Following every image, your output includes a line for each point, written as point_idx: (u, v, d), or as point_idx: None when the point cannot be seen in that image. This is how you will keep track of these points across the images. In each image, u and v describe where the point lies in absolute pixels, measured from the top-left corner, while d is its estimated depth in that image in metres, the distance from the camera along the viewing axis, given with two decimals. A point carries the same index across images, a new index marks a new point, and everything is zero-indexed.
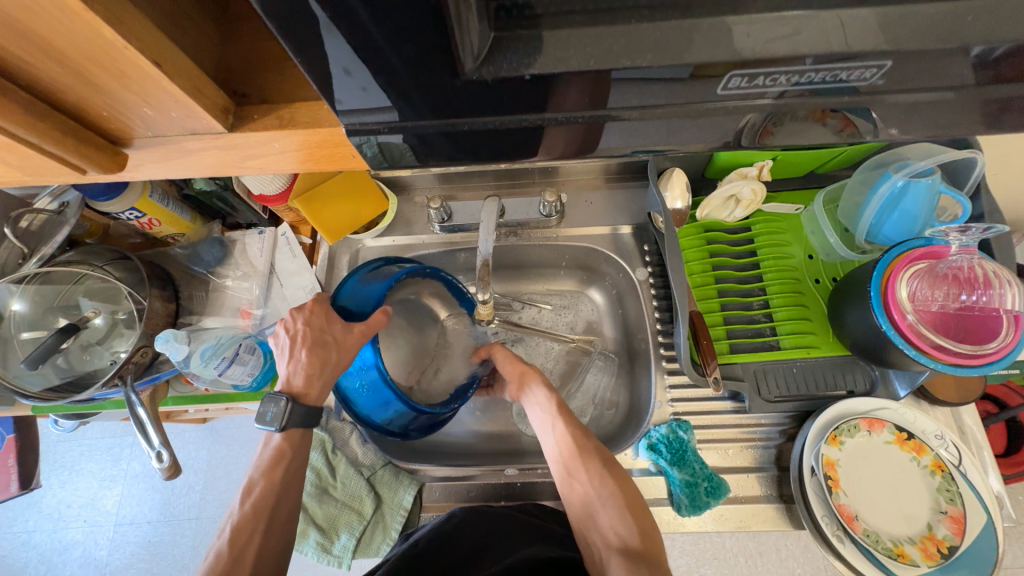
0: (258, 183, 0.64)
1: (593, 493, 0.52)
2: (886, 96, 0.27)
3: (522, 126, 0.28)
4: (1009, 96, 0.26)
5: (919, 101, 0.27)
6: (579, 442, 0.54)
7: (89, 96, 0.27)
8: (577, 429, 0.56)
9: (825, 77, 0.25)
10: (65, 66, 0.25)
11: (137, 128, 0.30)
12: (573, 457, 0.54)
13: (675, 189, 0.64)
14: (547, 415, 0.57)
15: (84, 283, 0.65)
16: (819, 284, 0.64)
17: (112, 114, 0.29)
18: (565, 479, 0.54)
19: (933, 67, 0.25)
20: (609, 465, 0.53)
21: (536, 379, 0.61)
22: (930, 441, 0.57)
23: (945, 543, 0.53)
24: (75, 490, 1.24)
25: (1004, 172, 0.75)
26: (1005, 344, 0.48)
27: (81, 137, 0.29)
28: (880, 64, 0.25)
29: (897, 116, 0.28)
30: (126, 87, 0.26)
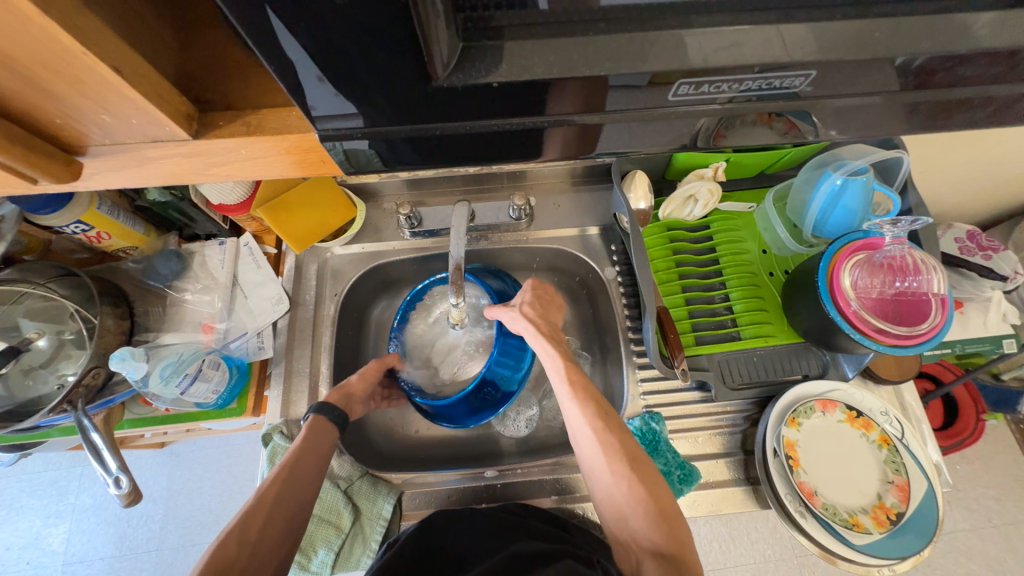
0: (218, 192, 0.62)
1: (620, 494, 0.52)
2: (822, 102, 0.29)
3: (491, 130, 0.29)
4: (923, 101, 0.30)
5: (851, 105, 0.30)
6: (603, 442, 0.54)
7: (39, 104, 0.26)
8: (600, 426, 0.55)
9: (764, 85, 0.28)
10: (11, 72, 0.24)
11: (93, 137, 0.29)
12: (599, 456, 0.54)
13: (639, 190, 0.67)
14: (574, 412, 0.56)
15: (23, 303, 0.60)
16: (773, 277, 0.69)
17: (65, 122, 0.28)
18: (593, 476, 0.55)
19: (860, 75, 0.28)
20: (636, 466, 0.53)
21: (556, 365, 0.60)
22: (876, 418, 0.62)
23: (893, 510, 0.58)
24: (16, 530, 1.13)
25: (928, 169, 0.83)
26: (934, 325, 0.54)
27: (32, 144, 0.28)
28: (808, 73, 0.27)
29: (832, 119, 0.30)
30: (82, 95, 0.25)
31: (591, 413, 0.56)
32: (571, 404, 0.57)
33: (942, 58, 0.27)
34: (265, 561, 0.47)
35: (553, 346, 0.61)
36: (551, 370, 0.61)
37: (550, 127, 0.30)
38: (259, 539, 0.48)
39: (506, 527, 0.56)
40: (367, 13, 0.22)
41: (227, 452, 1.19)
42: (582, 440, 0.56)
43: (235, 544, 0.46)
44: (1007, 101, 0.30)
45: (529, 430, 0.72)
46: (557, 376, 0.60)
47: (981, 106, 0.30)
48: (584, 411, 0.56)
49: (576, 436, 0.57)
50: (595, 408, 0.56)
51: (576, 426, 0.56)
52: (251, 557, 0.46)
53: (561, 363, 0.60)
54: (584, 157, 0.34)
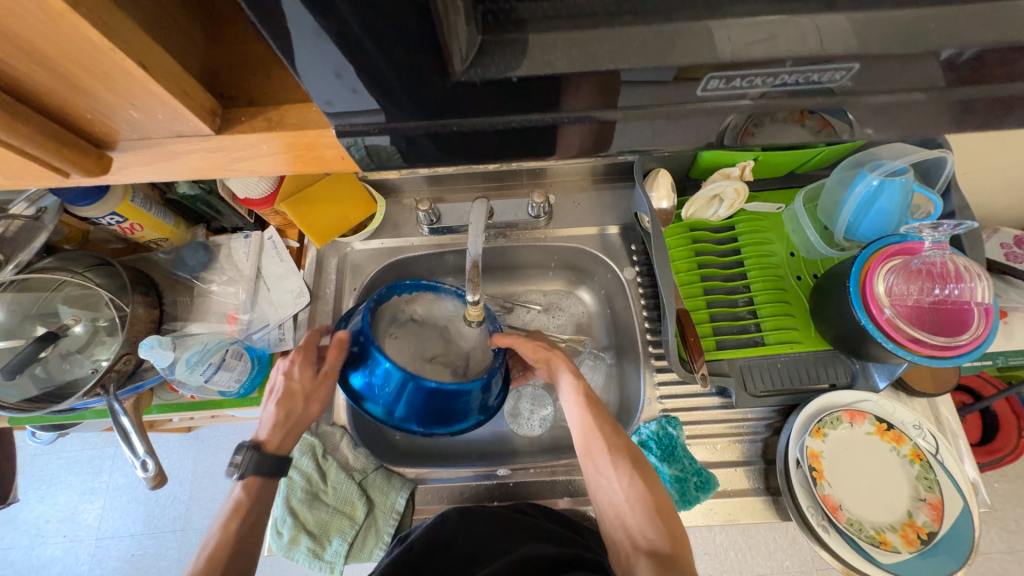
0: (242, 186, 0.63)
1: (620, 491, 0.52)
2: (864, 100, 0.28)
3: (510, 127, 0.28)
4: (975, 98, 0.27)
5: (895, 101, 0.28)
6: (609, 443, 0.54)
7: (73, 99, 0.27)
8: (605, 422, 0.56)
9: (798, 80, 0.26)
10: (46, 67, 0.24)
11: (123, 130, 0.30)
12: (601, 451, 0.54)
13: (661, 189, 0.65)
14: (580, 414, 0.57)
15: (63, 291, 0.63)
16: (800, 281, 0.66)
17: (97, 117, 0.29)
18: (595, 477, 0.55)
19: (903, 70, 0.26)
20: (638, 464, 0.53)
21: (563, 365, 0.61)
22: (909, 432, 0.59)
23: (924, 529, 0.55)
24: (54, 505, 1.20)
25: (973, 170, 0.78)
26: (976, 336, 0.50)
27: (62, 139, 0.29)
28: (850, 67, 0.26)
29: (873, 117, 0.29)
30: (113, 91, 0.26)
31: (599, 415, 0.56)
32: (576, 409, 0.57)
33: (995, 50, 0.25)
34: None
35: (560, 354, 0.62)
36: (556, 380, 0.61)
37: (570, 124, 0.29)
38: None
39: (517, 527, 0.56)
40: (385, 7, 0.21)
41: None
42: (586, 436, 0.56)
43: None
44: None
45: (543, 430, 0.72)
46: (564, 382, 0.60)
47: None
48: (591, 413, 0.57)
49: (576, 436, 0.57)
50: (601, 412, 0.56)
51: (579, 431, 0.56)
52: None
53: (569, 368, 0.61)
54: (598, 155, 0.32)
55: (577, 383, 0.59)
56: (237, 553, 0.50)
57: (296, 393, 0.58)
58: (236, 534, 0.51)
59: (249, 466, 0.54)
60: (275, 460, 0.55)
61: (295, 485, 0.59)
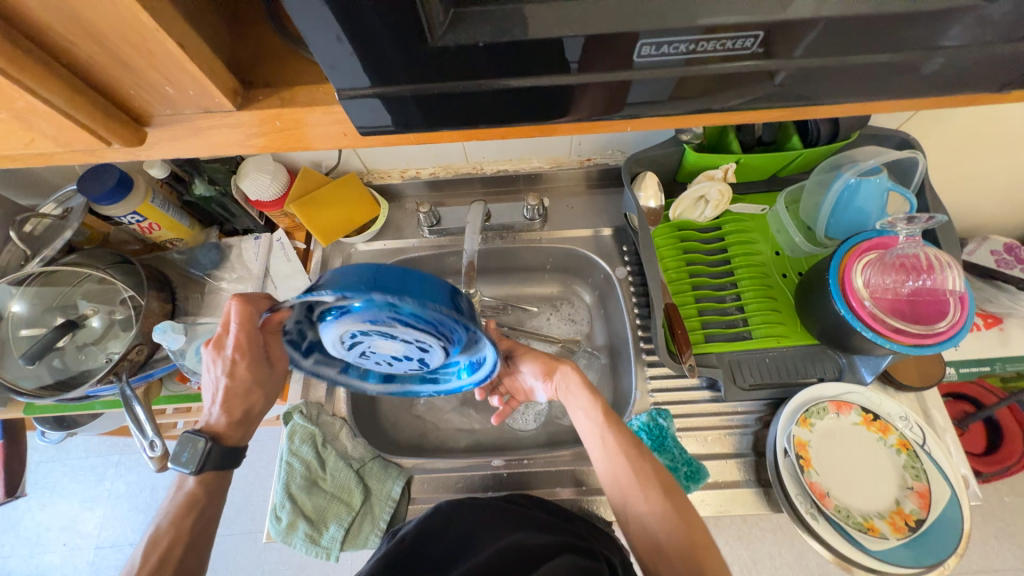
0: (255, 189, 0.68)
1: (654, 523, 0.51)
2: (838, 76, 0.30)
3: (482, 91, 0.29)
4: (929, 81, 0.30)
5: (863, 79, 0.30)
6: (637, 468, 0.53)
7: (116, 77, 0.30)
8: (633, 450, 0.54)
9: (715, 47, 0.28)
10: (98, 47, 0.28)
11: (157, 107, 0.33)
12: (630, 481, 0.53)
13: (649, 189, 0.69)
14: (606, 440, 0.55)
15: (83, 285, 0.67)
16: (786, 278, 0.68)
17: (138, 92, 0.32)
18: (625, 508, 0.54)
19: (882, 41, 0.28)
20: (669, 491, 0.52)
21: (575, 380, 0.60)
22: (895, 422, 0.60)
23: (912, 517, 0.55)
24: (56, 513, 1.21)
25: (957, 178, 0.81)
26: (953, 324, 0.53)
27: (109, 111, 0.31)
28: (756, 34, 0.27)
29: (843, 91, 0.31)
30: (154, 67, 0.29)
31: (626, 441, 0.55)
32: (602, 433, 0.56)
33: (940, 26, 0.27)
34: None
35: (581, 378, 0.60)
36: (578, 411, 0.58)
37: (558, 95, 0.30)
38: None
39: (510, 516, 0.56)
40: None
41: None
42: (615, 466, 0.54)
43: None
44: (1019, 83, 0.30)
45: (536, 424, 0.73)
46: (586, 408, 0.58)
47: (989, 87, 0.31)
48: (616, 438, 0.55)
49: (602, 462, 0.55)
50: (627, 436, 0.55)
51: (603, 457, 0.55)
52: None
53: (592, 395, 0.58)
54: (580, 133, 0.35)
55: (597, 402, 0.58)
56: (191, 551, 0.48)
57: (244, 390, 0.55)
58: (189, 531, 0.48)
59: (206, 462, 0.50)
60: (232, 451, 0.53)
61: (294, 472, 0.61)
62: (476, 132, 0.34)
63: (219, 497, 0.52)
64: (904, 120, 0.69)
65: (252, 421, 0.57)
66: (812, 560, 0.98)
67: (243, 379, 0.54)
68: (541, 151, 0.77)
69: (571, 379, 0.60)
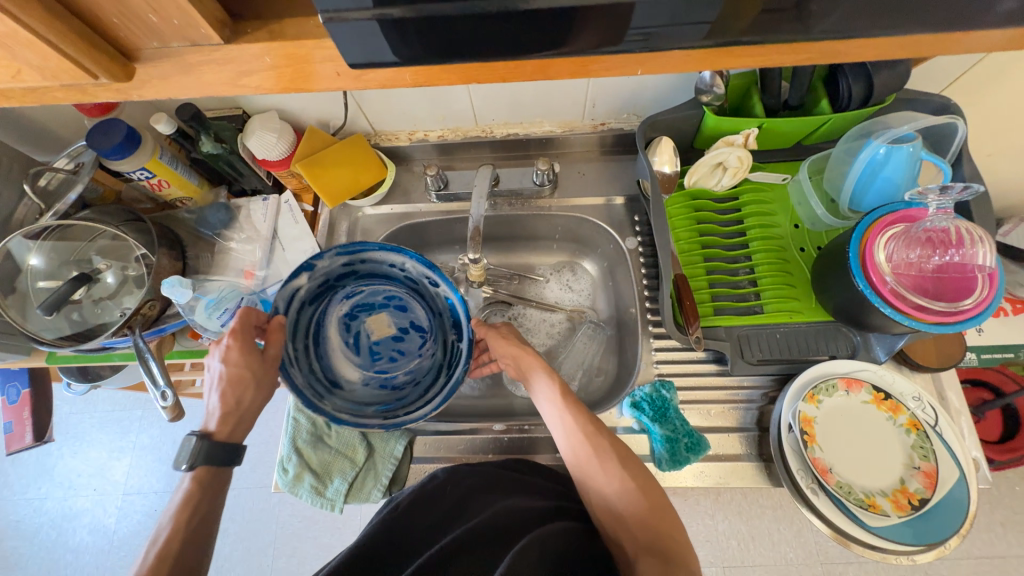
0: (262, 147, 0.68)
1: (613, 495, 0.51)
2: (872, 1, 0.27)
3: (480, 13, 0.27)
4: (971, 9, 0.27)
5: (903, 4, 0.27)
6: (597, 447, 0.53)
7: (98, 4, 0.28)
8: (589, 425, 0.55)
9: None
10: None
11: (144, 41, 0.31)
12: (588, 455, 0.53)
13: (664, 154, 0.66)
14: (565, 421, 0.56)
15: (97, 242, 0.68)
16: (804, 252, 0.66)
17: (122, 22, 0.29)
18: (586, 484, 0.54)
19: None
20: (625, 463, 0.53)
21: (535, 365, 0.60)
22: (907, 402, 0.59)
23: (916, 496, 0.55)
24: (86, 460, 1.28)
25: (1001, 152, 0.75)
26: (978, 301, 0.50)
27: (94, 43, 0.29)
28: None
29: (879, 20, 0.28)
30: None
31: (584, 420, 0.55)
32: (561, 415, 0.56)
33: None
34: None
35: (540, 362, 0.60)
36: (540, 395, 0.59)
37: (566, 21, 0.28)
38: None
39: (503, 480, 0.58)
40: None
41: None
42: (573, 443, 0.55)
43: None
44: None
45: None
46: (545, 390, 0.58)
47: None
48: (576, 420, 0.55)
49: (560, 441, 0.56)
50: (586, 418, 0.55)
51: (564, 439, 0.55)
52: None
53: (551, 377, 0.59)
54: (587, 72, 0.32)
55: (554, 382, 0.58)
56: (192, 540, 0.48)
57: (237, 376, 0.54)
58: (186, 526, 0.48)
59: (200, 455, 0.51)
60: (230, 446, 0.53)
61: (300, 427, 0.64)
62: (480, 71, 0.33)
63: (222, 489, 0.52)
64: (947, 83, 0.64)
65: (247, 416, 0.55)
66: (812, 538, 0.98)
67: (236, 364, 0.54)
68: (553, 113, 0.74)
69: (528, 361, 0.61)
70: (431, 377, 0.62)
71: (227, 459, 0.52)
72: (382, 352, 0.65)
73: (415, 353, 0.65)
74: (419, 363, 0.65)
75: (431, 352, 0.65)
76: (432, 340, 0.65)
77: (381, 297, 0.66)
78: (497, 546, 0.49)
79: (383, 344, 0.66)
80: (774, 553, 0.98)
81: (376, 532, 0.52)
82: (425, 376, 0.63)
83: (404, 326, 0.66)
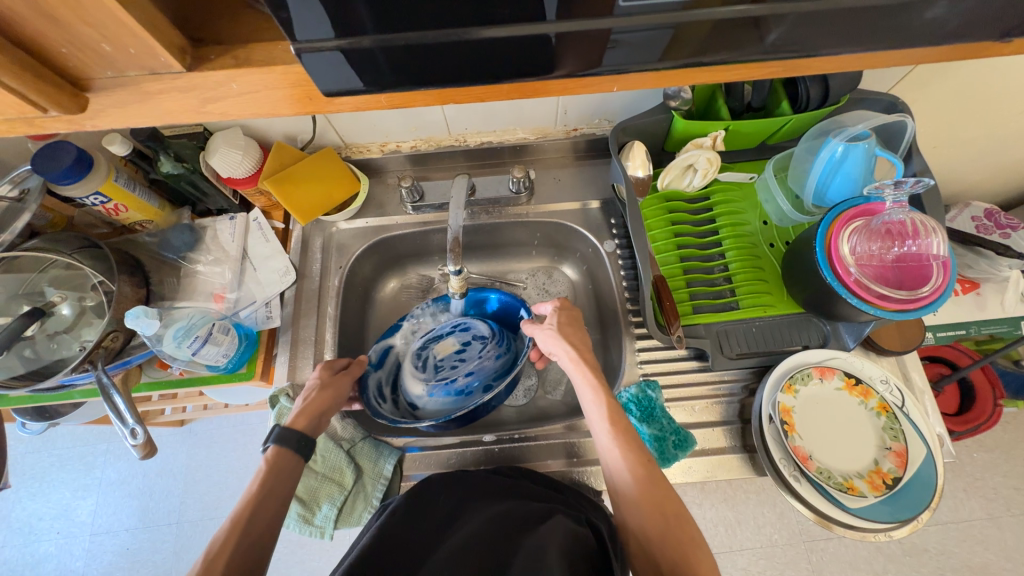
0: (227, 166, 0.65)
1: (654, 546, 0.45)
2: (830, 24, 0.28)
3: (457, 41, 0.27)
4: (923, 27, 0.29)
5: (855, 26, 0.29)
6: (646, 484, 0.48)
7: (41, 35, 0.26)
8: (640, 464, 0.49)
9: None
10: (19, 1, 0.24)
11: (96, 69, 0.29)
12: (634, 493, 0.48)
13: (636, 159, 0.67)
14: (612, 450, 0.50)
15: (49, 272, 0.63)
16: (773, 248, 0.68)
17: (71, 52, 0.27)
18: (625, 524, 0.48)
19: None
20: (674, 504, 0.47)
21: (589, 377, 0.55)
22: (876, 385, 0.62)
23: (890, 475, 0.57)
24: (48, 501, 1.20)
25: (943, 145, 0.80)
26: (936, 288, 0.53)
27: (40, 73, 0.27)
28: None
29: (834, 40, 0.30)
30: (85, 22, 0.25)
31: (634, 453, 0.49)
32: (610, 442, 0.51)
33: None
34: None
35: (597, 377, 0.55)
36: (591, 411, 0.53)
37: (539, 47, 0.28)
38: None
39: (499, 487, 0.57)
40: None
41: (242, 432, 1.24)
42: (618, 472, 0.50)
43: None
44: (1020, 30, 0.29)
45: (526, 400, 0.74)
46: (597, 413, 0.53)
47: (990, 35, 0.30)
48: (625, 451, 0.50)
49: (607, 467, 0.51)
50: (637, 454, 0.49)
51: (616, 473, 0.50)
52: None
53: (603, 398, 0.53)
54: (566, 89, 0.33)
55: (609, 403, 0.53)
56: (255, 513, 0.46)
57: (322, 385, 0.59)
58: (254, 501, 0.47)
59: (274, 437, 0.52)
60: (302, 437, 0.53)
61: None
62: (455, 93, 0.33)
63: (291, 475, 0.51)
64: (893, 84, 0.68)
65: (322, 421, 0.58)
66: (793, 518, 1.02)
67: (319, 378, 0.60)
68: (526, 120, 0.74)
69: (580, 374, 0.55)
70: (503, 378, 0.67)
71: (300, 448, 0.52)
72: (443, 364, 0.69)
73: (475, 357, 0.68)
74: (481, 367, 0.67)
75: (494, 354, 0.68)
76: (499, 342, 0.69)
77: (445, 329, 0.72)
78: (501, 546, 0.48)
79: (447, 360, 0.69)
80: (760, 536, 1.02)
81: (376, 538, 0.49)
82: (495, 380, 0.67)
83: (466, 340, 0.70)
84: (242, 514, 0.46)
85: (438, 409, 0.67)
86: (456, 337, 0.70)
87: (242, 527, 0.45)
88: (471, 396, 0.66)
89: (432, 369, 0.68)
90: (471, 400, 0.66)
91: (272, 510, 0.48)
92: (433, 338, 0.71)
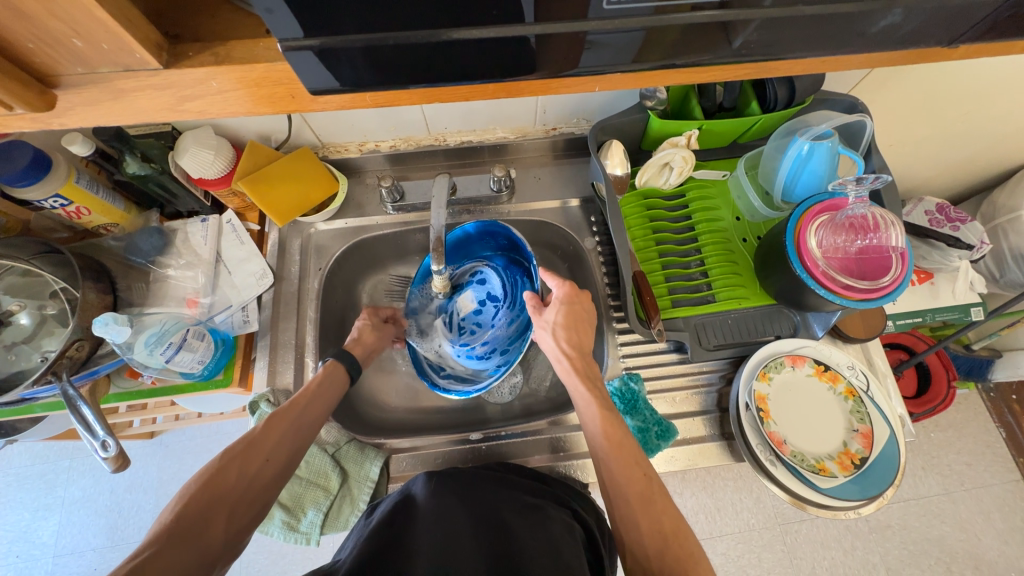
0: (197, 166, 0.62)
1: (638, 541, 0.47)
2: (794, 30, 0.30)
3: (440, 41, 0.27)
4: (883, 31, 0.31)
5: (818, 34, 0.30)
6: (630, 466, 0.51)
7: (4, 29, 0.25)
8: (629, 458, 0.51)
9: None
10: None
11: (66, 64, 0.28)
12: (620, 487, 0.50)
13: (615, 157, 0.68)
14: (603, 444, 0.53)
15: (4, 279, 0.59)
16: (746, 243, 0.71)
17: (38, 47, 0.26)
18: (613, 516, 0.50)
19: None
20: (657, 485, 0.50)
21: (580, 381, 0.57)
22: (843, 371, 0.65)
23: (858, 456, 0.61)
24: (5, 524, 1.13)
25: (898, 142, 0.85)
26: (895, 278, 0.56)
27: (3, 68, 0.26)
28: None
29: (799, 43, 0.31)
30: (53, 14, 0.24)
31: (625, 451, 0.52)
32: (599, 438, 0.53)
33: None
34: (261, 493, 0.48)
35: (589, 389, 0.56)
36: (584, 408, 0.55)
37: (521, 46, 0.28)
38: (257, 474, 0.49)
39: (489, 479, 0.57)
40: None
41: (218, 442, 1.20)
42: (608, 468, 0.51)
43: (236, 476, 0.47)
44: (969, 37, 0.32)
45: (512, 397, 0.74)
46: (591, 413, 0.55)
47: (941, 42, 0.32)
48: (617, 448, 0.52)
49: (597, 461, 0.53)
50: (625, 456, 0.51)
51: (608, 474, 0.51)
52: (244, 496, 0.47)
53: (595, 400, 0.55)
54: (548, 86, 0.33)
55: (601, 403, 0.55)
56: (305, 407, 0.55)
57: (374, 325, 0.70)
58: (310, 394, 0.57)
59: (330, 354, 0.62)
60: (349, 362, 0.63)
61: None
62: (438, 93, 0.33)
63: (337, 388, 0.60)
64: (852, 85, 0.72)
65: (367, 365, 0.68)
66: (768, 502, 1.06)
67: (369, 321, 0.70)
68: (505, 120, 0.75)
69: (568, 372, 0.58)
70: (518, 343, 0.67)
71: (347, 369, 0.62)
72: (464, 326, 0.69)
73: (490, 324, 0.68)
74: (496, 334, 0.68)
75: (507, 321, 0.69)
76: (512, 306, 0.69)
77: (462, 284, 0.71)
78: (492, 535, 0.49)
79: (467, 320, 0.70)
80: (738, 521, 1.06)
81: (368, 541, 0.48)
82: (510, 345, 0.68)
83: (483, 301, 0.70)
84: (302, 399, 0.56)
85: (465, 366, 0.69)
86: (476, 293, 0.70)
87: (298, 408, 0.55)
88: (490, 360, 0.68)
89: (456, 328, 0.70)
90: (489, 365, 0.68)
91: (320, 406, 0.57)
92: (455, 294, 0.71)
